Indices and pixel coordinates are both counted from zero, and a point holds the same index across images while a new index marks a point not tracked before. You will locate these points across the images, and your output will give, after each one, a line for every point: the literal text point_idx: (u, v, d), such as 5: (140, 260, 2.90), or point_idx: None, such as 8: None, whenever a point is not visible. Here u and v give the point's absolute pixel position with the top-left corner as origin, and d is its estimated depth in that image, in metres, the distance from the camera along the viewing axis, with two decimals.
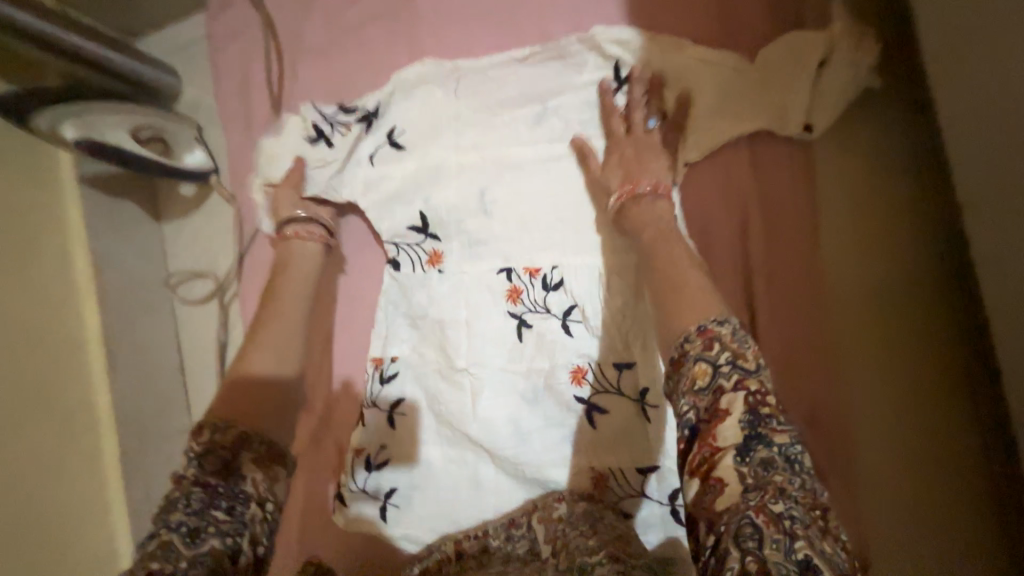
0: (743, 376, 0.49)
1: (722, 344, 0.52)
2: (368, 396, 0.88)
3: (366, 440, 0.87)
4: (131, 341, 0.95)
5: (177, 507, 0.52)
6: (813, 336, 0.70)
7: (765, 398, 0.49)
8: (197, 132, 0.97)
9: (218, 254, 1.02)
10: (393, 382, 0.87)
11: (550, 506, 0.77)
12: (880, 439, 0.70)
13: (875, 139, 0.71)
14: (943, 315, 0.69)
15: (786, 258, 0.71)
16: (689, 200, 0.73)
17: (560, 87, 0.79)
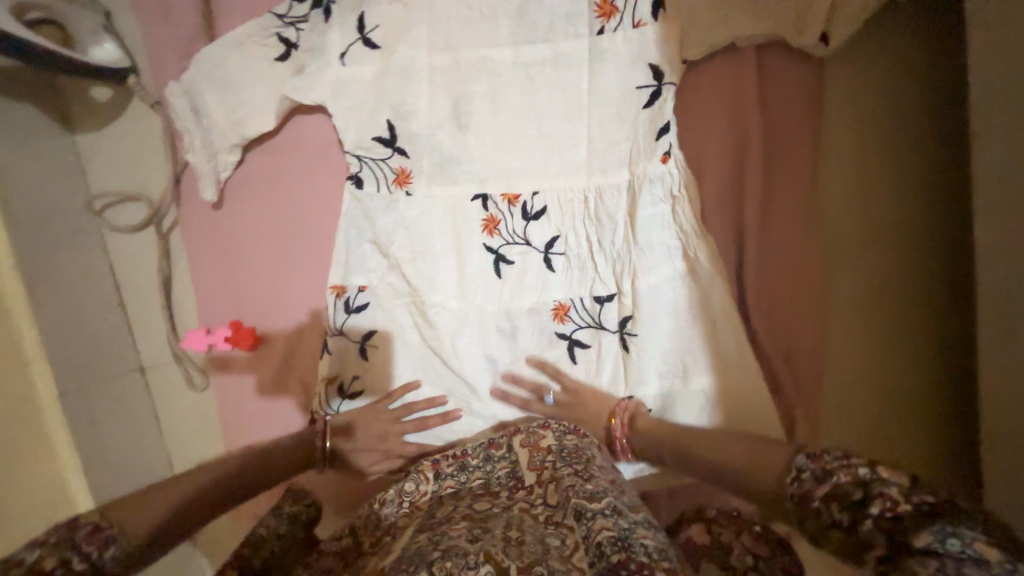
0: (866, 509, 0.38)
1: (812, 486, 0.41)
2: (334, 321, 0.81)
3: (334, 367, 0.81)
4: (56, 274, 0.84)
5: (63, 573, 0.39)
6: (800, 273, 0.70)
7: (896, 514, 0.37)
8: (104, 20, 0.80)
9: (147, 175, 0.89)
10: (364, 310, 0.80)
11: (536, 433, 0.69)
12: (854, 368, 0.74)
13: (882, 60, 0.66)
14: (925, 251, 0.71)
15: (784, 191, 0.67)
16: (685, 113, 0.66)
17: None
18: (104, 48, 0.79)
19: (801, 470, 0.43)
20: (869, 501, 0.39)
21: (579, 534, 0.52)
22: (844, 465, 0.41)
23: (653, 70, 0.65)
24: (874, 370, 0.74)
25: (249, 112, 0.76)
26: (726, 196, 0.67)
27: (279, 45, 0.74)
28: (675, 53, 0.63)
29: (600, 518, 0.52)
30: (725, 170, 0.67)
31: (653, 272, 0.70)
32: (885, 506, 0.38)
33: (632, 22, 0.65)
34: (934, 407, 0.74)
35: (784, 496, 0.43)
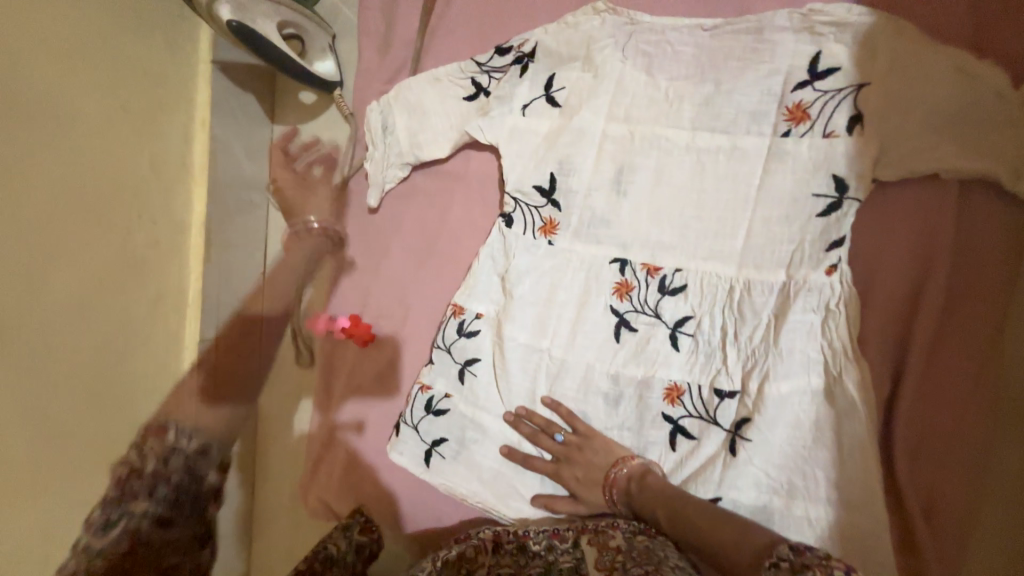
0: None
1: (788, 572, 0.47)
2: (441, 339, 0.85)
3: (433, 381, 0.85)
4: (227, 236, 0.96)
5: None
6: (963, 429, 0.61)
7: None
8: (330, 40, 0.94)
9: (321, 170, 1.01)
10: (472, 337, 0.83)
11: (604, 532, 0.66)
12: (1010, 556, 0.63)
13: None
14: None
15: (962, 336, 0.61)
16: (862, 228, 0.63)
17: (742, 69, 0.69)
18: (324, 58, 0.92)
19: (781, 559, 0.49)
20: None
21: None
22: (822, 565, 0.46)
23: (835, 181, 0.63)
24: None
25: (429, 138, 0.85)
26: (890, 322, 0.63)
27: (471, 87, 0.83)
28: (866, 169, 0.62)
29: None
30: (894, 294, 0.62)
31: (786, 381, 0.66)
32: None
33: (822, 131, 0.65)
34: None
35: None
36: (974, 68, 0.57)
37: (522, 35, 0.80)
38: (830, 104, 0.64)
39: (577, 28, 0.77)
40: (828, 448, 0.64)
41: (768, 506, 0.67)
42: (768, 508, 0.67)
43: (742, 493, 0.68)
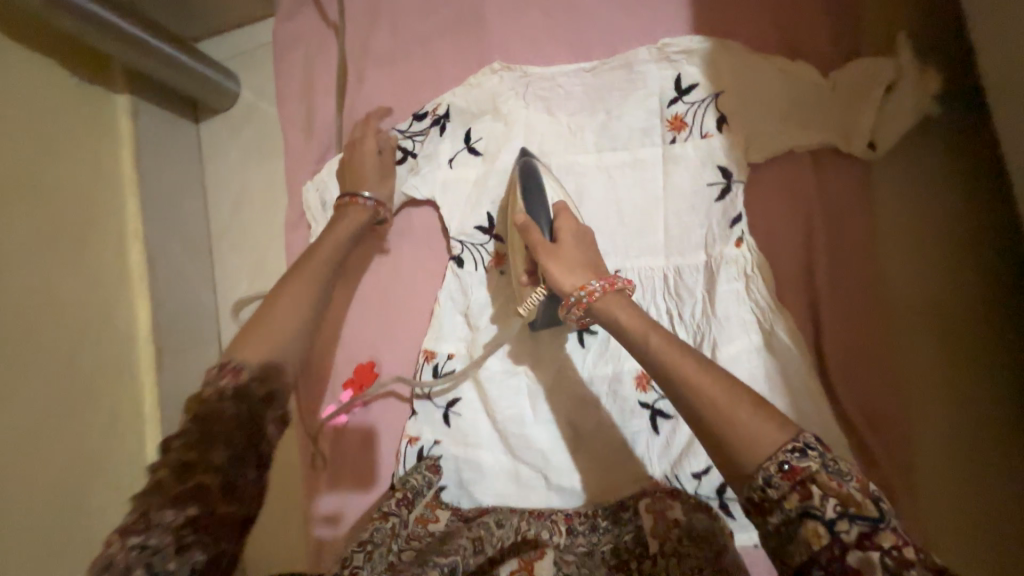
0: (833, 529, 0.44)
1: (840, 521, 0.45)
2: (420, 386, 0.87)
3: (419, 431, 0.86)
4: (178, 339, 0.93)
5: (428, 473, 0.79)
6: (874, 347, 0.72)
7: (903, 555, 0.43)
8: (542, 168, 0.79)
9: (267, 255, 1.02)
10: (449, 377, 0.86)
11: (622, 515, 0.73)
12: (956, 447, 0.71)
13: (923, 156, 0.73)
14: (1001, 325, 0.71)
15: (849, 271, 0.74)
16: (752, 204, 0.76)
17: (625, 96, 0.82)
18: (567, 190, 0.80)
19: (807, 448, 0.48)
20: (844, 541, 0.44)
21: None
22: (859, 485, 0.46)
23: (721, 170, 0.76)
24: (968, 459, 0.70)
25: None
26: (794, 274, 0.74)
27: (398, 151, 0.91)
28: (741, 158, 0.75)
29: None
30: (792, 253, 0.75)
31: (732, 343, 0.74)
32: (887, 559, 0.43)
33: (700, 133, 0.78)
34: None
35: (780, 460, 0.47)
36: (792, 67, 0.73)
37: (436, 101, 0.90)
38: (699, 111, 0.78)
39: (481, 87, 0.89)
40: (782, 394, 0.72)
41: None
42: None
43: None
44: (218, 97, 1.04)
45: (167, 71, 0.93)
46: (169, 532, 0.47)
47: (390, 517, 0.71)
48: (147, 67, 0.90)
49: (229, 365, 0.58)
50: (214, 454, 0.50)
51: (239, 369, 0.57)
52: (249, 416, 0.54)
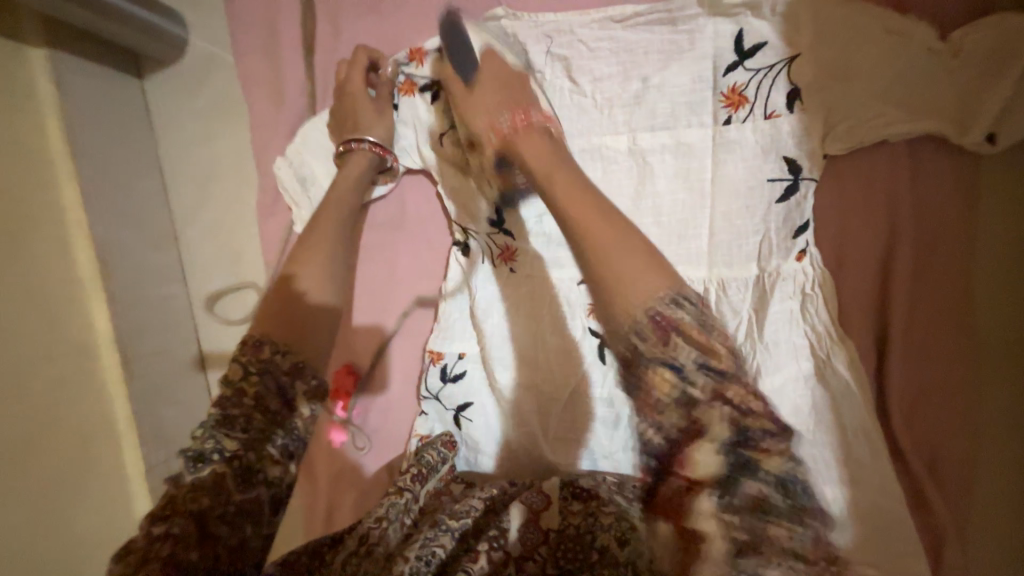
0: (676, 371, 0.41)
1: (652, 351, 0.42)
2: (427, 388, 0.77)
3: (430, 429, 0.76)
4: (147, 343, 0.83)
5: (432, 451, 0.71)
6: (946, 378, 0.62)
7: (704, 351, 0.41)
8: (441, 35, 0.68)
9: (240, 243, 0.89)
10: (459, 381, 0.76)
11: None
12: (1008, 490, 0.64)
13: None
14: None
15: (931, 288, 0.61)
16: (821, 207, 0.62)
17: (669, 59, 0.64)
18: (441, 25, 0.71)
19: (683, 300, 0.43)
20: (693, 396, 0.40)
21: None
22: (714, 333, 0.42)
23: (788, 163, 0.61)
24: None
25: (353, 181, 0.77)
26: (864, 291, 0.62)
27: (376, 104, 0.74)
28: (814, 146, 0.60)
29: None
30: (869, 269, 0.62)
31: (781, 374, 0.63)
32: (715, 403, 0.40)
33: (763, 112, 0.62)
34: None
35: (649, 312, 0.43)
36: (900, 27, 0.55)
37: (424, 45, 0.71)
38: (764, 83, 0.61)
39: None
40: (833, 430, 0.62)
41: None
42: None
43: None
44: (163, 49, 0.84)
45: (103, 22, 0.74)
46: (232, 462, 0.45)
47: (405, 493, 0.63)
48: (75, 18, 0.71)
49: (246, 344, 0.52)
50: (230, 440, 0.46)
51: (275, 345, 0.53)
52: (269, 391, 0.50)
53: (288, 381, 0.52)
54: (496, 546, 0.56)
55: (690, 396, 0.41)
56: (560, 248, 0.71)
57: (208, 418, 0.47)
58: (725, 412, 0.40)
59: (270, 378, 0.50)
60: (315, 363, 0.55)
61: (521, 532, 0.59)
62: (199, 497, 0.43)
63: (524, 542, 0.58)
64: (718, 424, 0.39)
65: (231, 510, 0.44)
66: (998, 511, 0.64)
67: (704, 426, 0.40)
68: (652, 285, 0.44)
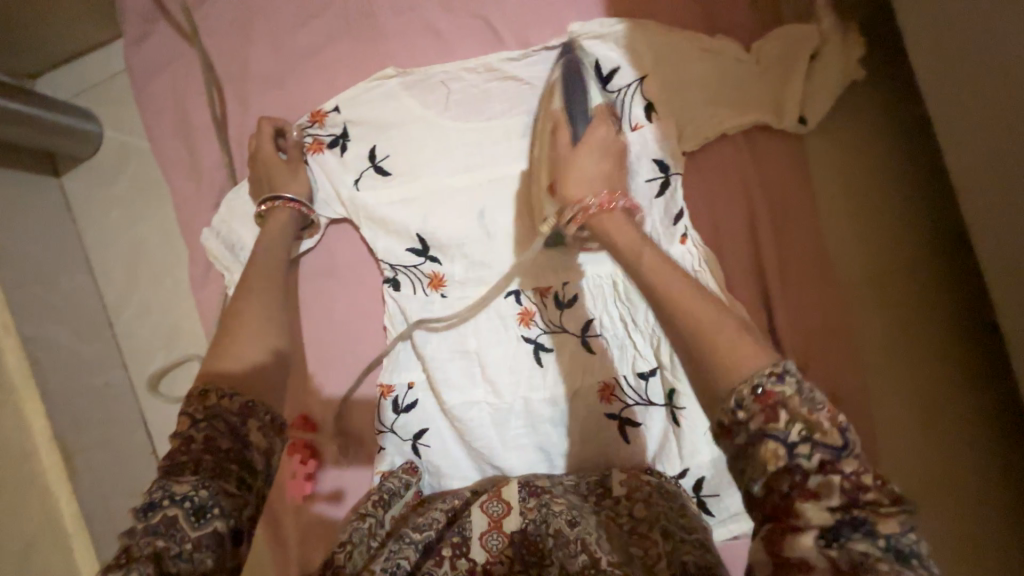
0: (787, 445, 0.40)
1: (757, 422, 0.41)
2: (383, 422, 0.79)
3: (392, 463, 0.79)
4: (87, 435, 0.81)
5: (396, 482, 0.74)
6: (828, 322, 0.70)
7: (776, 407, 0.41)
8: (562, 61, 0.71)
9: (177, 317, 0.90)
10: (412, 408, 0.79)
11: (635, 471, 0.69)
12: (903, 415, 0.71)
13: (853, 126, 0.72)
14: (938, 287, 0.71)
15: (794, 248, 0.71)
16: (692, 193, 0.72)
17: (544, 91, 0.74)
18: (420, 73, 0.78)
19: (789, 372, 0.42)
20: (804, 469, 0.40)
21: (667, 555, 0.56)
22: (811, 398, 0.41)
23: (658, 163, 0.70)
24: (926, 423, 0.70)
25: None
26: (742, 258, 0.71)
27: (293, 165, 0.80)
28: (673, 146, 0.70)
29: (691, 547, 0.55)
30: (739, 240, 0.71)
31: None
32: (830, 478, 0.39)
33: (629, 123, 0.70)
34: (1000, 447, 0.68)
35: (752, 385, 0.42)
36: (713, 43, 0.68)
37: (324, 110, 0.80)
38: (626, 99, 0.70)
39: (380, 100, 0.78)
40: None
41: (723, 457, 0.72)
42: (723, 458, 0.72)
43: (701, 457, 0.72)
44: (76, 144, 0.87)
45: (11, 126, 0.76)
46: (184, 504, 0.45)
47: (369, 517, 0.65)
48: None
49: (194, 390, 0.52)
50: (180, 483, 0.46)
51: (220, 389, 0.52)
52: (219, 431, 0.49)
53: (239, 421, 0.51)
54: (459, 554, 0.60)
55: (796, 479, 0.40)
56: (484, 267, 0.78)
57: (160, 465, 0.47)
58: (840, 483, 0.39)
59: (220, 421, 0.50)
60: (266, 403, 0.54)
61: (484, 541, 0.61)
62: (154, 541, 0.44)
63: (489, 549, 0.61)
64: (825, 516, 0.39)
65: (188, 548, 0.44)
66: (898, 435, 0.71)
67: (817, 493, 0.39)
68: (751, 360, 0.44)
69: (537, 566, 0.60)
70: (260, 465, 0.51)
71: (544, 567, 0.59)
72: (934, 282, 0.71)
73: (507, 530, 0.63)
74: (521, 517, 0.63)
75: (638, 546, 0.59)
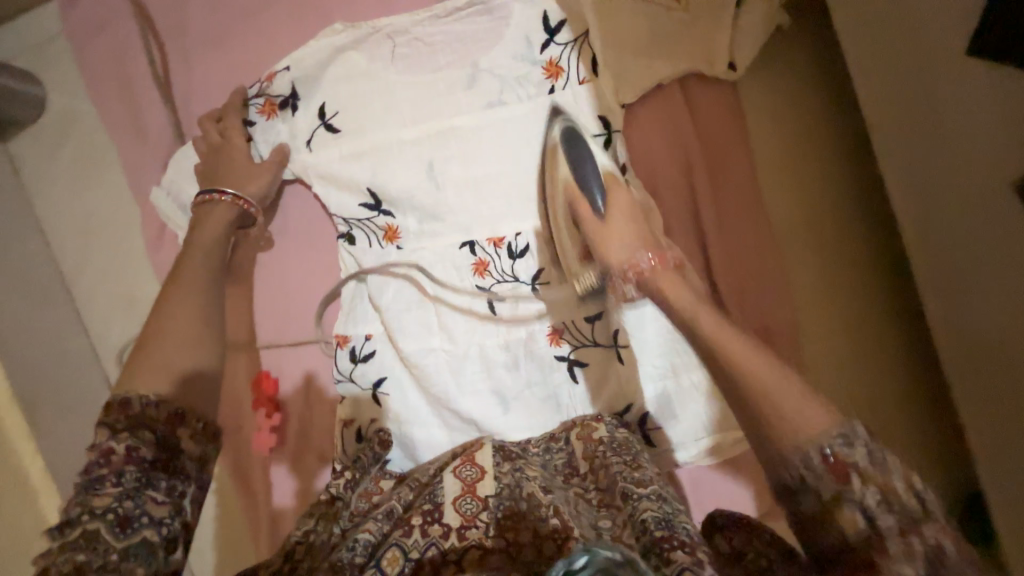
0: (862, 512, 0.41)
1: (828, 484, 0.42)
2: (345, 372, 0.83)
3: (354, 412, 0.82)
4: (48, 395, 0.82)
5: (369, 461, 0.75)
6: (761, 262, 0.74)
7: (840, 462, 0.42)
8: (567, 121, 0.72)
9: (135, 280, 0.91)
10: (371, 359, 0.82)
11: (589, 425, 0.72)
12: (828, 346, 0.77)
13: (777, 76, 0.76)
14: (859, 226, 0.76)
15: (728, 193, 0.75)
16: (631, 144, 0.75)
17: (492, 44, 0.76)
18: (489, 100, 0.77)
19: (837, 448, 0.42)
20: (862, 502, 0.41)
21: (627, 513, 0.55)
22: (856, 459, 0.42)
23: (601, 119, 0.73)
24: (847, 351, 0.77)
25: None
26: (680, 205, 0.75)
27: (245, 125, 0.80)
28: (610, 95, 0.72)
29: (646, 500, 0.55)
30: (678, 185, 0.74)
31: None
32: (863, 491, 0.41)
33: (577, 79, 0.74)
34: (909, 367, 0.76)
35: (818, 451, 0.43)
36: None
37: (272, 71, 0.80)
38: (572, 56, 0.74)
39: (327, 57, 0.79)
40: None
41: (666, 389, 0.78)
42: (667, 391, 0.78)
43: (645, 391, 0.77)
44: (16, 107, 0.85)
45: None
46: (108, 517, 0.44)
47: (338, 502, 0.67)
48: None
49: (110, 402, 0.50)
50: (102, 498, 0.45)
51: (142, 398, 0.50)
52: (144, 444, 0.48)
53: (166, 430, 0.50)
54: (431, 520, 0.58)
55: (868, 499, 0.41)
56: (435, 221, 0.80)
57: (78, 483, 0.46)
58: (844, 454, 0.42)
59: (144, 433, 0.49)
60: (199, 409, 0.54)
61: (458, 504, 0.60)
62: (73, 557, 0.42)
63: (462, 512, 0.59)
64: (828, 473, 0.42)
65: (114, 560, 0.43)
66: (824, 366, 0.77)
67: (849, 484, 0.41)
68: (817, 416, 0.45)
69: (514, 530, 0.57)
70: (188, 474, 0.51)
71: (520, 532, 0.57)
72: (861, 222, 0.76)
73: (482, 495, 0.61)
74: (496, 485, 0.62)
75: (608, 513, 0.58)
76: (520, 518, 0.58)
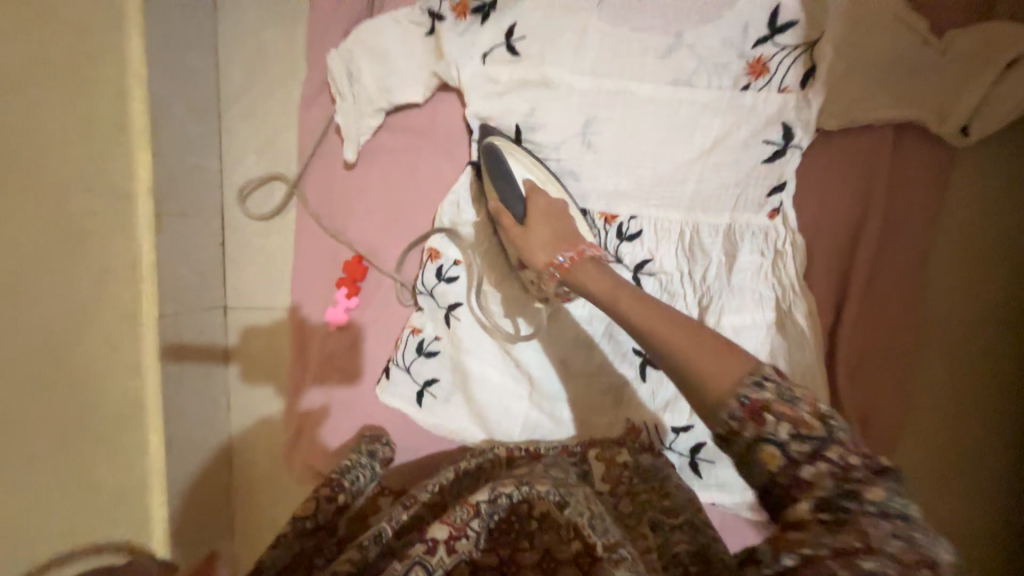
0: (783, 449, 0.43)
1: (748, 431, 0.43)
2: (424, 285, 0.83)
3: (423, 324, 0.83)
4: (174, 204, 0.86)
5: (360, 466, 0.71)
6: (896, 343, 0.70)
7: (760, 412, 0.43)
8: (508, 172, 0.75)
9: (278, 130, 0.97)
10: (453, 283, 0.82)
11: (613, 446, 0.69)
12: (916, 441, 0.75)
13: (999, 158, 0.69)
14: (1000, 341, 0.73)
15: (892, 262, 0.69)
16: (802, 172, 0.70)
17: (704, 21, 0.69)
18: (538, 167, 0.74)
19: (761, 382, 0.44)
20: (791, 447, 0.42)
21: (656, 542, 0.56)
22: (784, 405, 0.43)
23: (784, 130, 0.68)
24: (933, 451, 0.76)
25: (399, 83, 0.81)
26: (835, 255, 0.70)
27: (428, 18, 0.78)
28: (810, 118, 0.67)
29: (679, 533, 0.57)
30: (836, 237, 0.70)
31: (740, 314, 0.70)
32: (781, 421, 0.43)
33: (778, 86, 0.68)
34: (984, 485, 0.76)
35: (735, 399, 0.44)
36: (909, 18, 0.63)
37: None
38: (786, 61, 0.67)
39: None
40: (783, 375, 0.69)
41: None
42: None
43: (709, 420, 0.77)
44: None
45: None
46: None
47: (320, 530, 0.61)
48: None
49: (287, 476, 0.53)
50: None
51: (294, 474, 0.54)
52: None
53: None
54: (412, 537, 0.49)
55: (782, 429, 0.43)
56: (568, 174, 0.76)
57: None
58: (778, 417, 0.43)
59: None
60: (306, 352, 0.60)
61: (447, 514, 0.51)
62: None
63: (454, 522, 0.51)
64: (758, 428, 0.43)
65: None
66: (905, 458, 0.76)
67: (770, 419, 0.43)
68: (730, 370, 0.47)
69: (510, 546, 0.57)
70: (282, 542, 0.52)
71: (519, 548, 0.57)
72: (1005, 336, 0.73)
73: (473, 499, 0.53)
74: (493, 490, 0.54)
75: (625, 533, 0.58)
76: (522, 528, 0.58)
